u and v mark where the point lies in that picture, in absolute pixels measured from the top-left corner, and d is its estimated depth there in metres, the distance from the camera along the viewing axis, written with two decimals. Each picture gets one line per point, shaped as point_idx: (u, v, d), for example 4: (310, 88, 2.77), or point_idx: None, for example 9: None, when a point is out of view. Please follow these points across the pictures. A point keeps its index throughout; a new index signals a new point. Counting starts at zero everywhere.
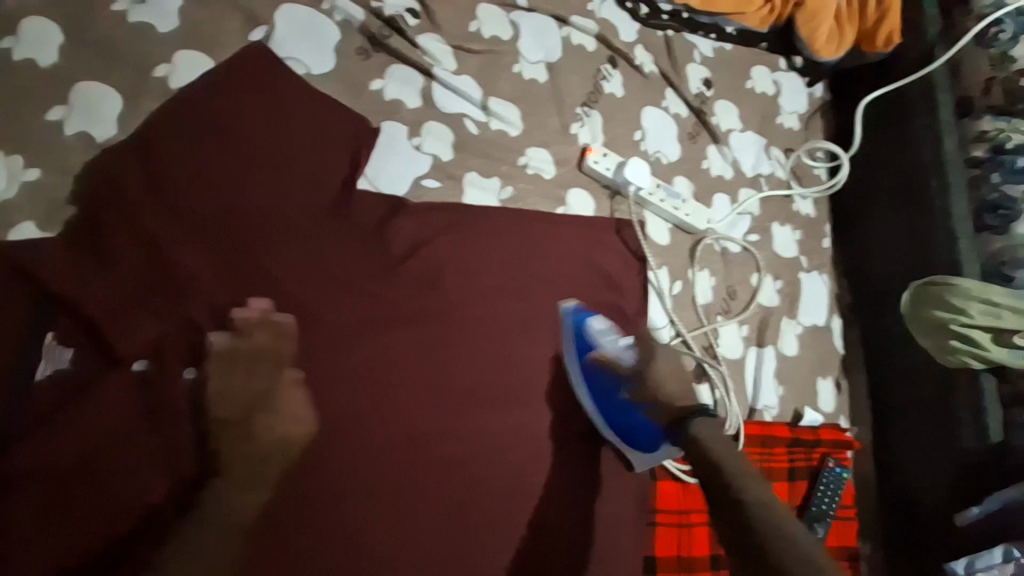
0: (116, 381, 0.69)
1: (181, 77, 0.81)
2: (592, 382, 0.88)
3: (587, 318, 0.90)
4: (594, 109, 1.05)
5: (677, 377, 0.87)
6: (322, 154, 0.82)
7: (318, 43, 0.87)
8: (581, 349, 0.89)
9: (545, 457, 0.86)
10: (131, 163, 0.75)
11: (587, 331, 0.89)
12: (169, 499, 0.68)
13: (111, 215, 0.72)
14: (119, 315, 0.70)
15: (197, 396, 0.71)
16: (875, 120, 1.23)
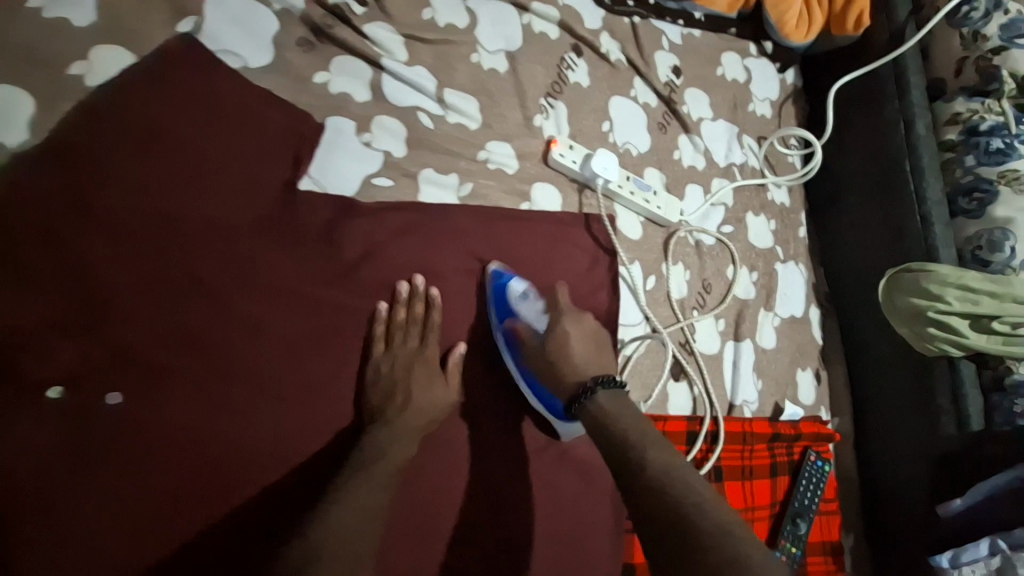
0: (34, 410, 0.64)
1: (100, 75, 0.73)
2: (511, 346, 0.83)
3: (508, 281, 0.84)
4: (559, 100, 1.00)
5: (588, 347, 0.83)
6: (263, 156, 0.77)
7: (254, 35, 0.81)
8: (503, 313, 0.83)
9: (516, 468, 0.81)
10: (48, 173, 0.69)
11: (507, 294, 0.83)
12: (104, 531, 0.63)
13: (24, 230, 0.67)
14: (38, 338, 0.65)
15: (129, 424, 0.66)
16: (847, 105, 1.21)
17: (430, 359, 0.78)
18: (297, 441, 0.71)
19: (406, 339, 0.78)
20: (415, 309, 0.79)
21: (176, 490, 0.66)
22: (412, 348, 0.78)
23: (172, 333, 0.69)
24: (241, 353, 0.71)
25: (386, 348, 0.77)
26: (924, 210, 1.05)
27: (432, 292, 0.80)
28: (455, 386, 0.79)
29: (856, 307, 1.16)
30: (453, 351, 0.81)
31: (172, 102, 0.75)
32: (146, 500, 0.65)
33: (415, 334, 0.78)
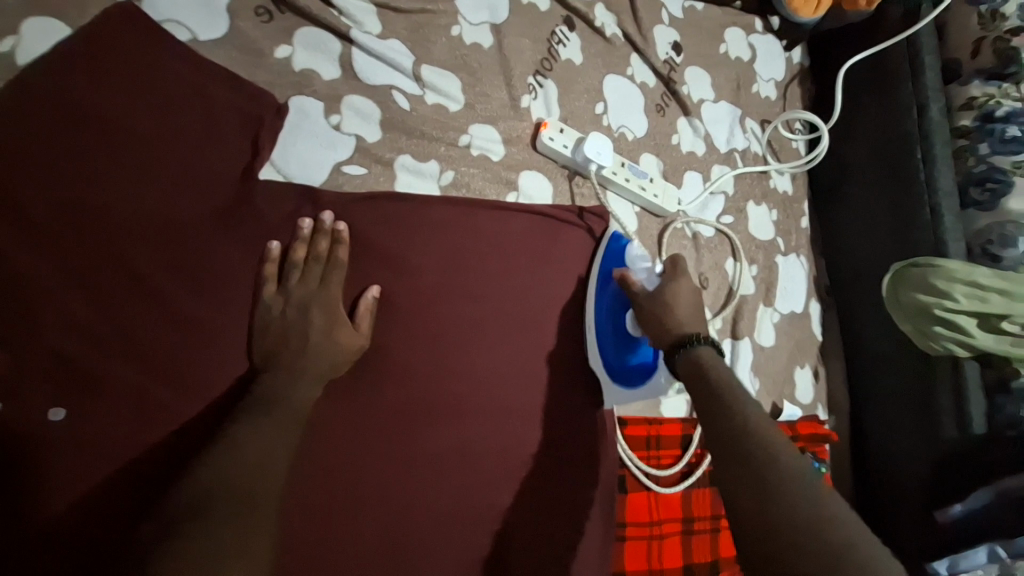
0: None
1: (32, 52, 0.65)
2: (605, 295, 0.83)
3: (626, 241, 0.85)
4: (549, 78, 0.92)
5: (695, 304, 0.74)
6: (218, 143, 0.70)
7: (204, 3, 0.72)
8: (611, 267, 0.84)
9: (500, 475, 0.78)
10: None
11: (622, 252, 0.84)
12: (58, 555, 0.59)
13: None
14: None
15: (74, 442, 0.60)
16: (858, 86, 1.13)
17: (336, 306, 0.70)
18: None
19: (305, 279, 0.69)
20: (318, 246, 0.70)
21: (121, 515, 0.61)
22: (311, 288, 0.69)
23: (121, 342, 0.64)
24: (198, 363, 0.66)
25: (279, 286, 0.69)
26: (934, 201, 0.99)
27: (341, 228, 0.71)
28: (364, 329, 0.71)
29: (859, 301, 1.11)
30: (366, 294, 0.72)
31: (114, 80, 0.67)
32: (88, 524, 0.60)
33: (317, 273, 0.69)
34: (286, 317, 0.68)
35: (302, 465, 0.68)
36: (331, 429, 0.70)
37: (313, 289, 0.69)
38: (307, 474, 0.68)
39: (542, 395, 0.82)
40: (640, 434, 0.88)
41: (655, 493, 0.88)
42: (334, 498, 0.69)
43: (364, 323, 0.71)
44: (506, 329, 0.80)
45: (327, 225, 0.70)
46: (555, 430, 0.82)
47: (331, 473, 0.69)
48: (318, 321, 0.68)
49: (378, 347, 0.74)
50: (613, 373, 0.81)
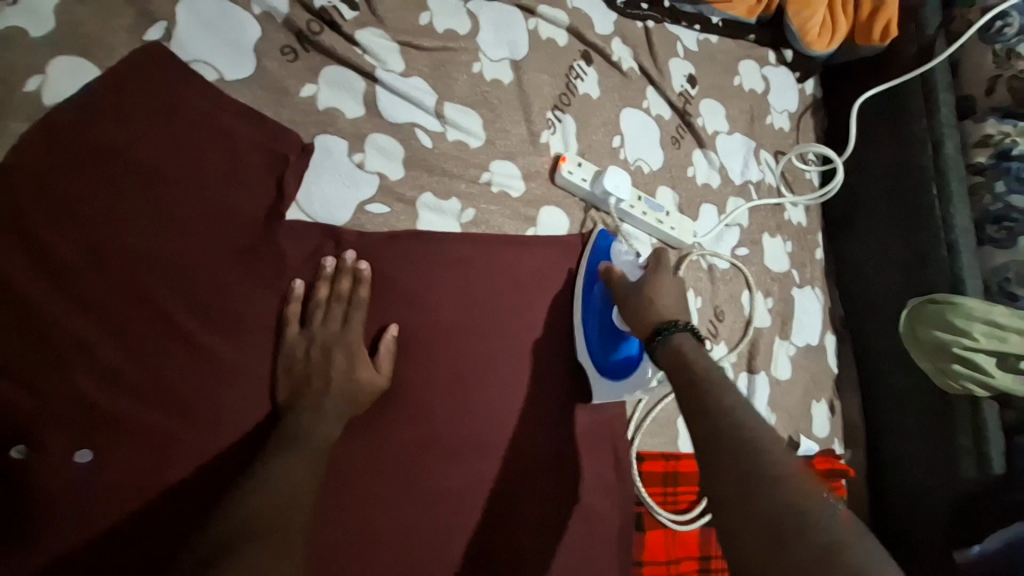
0: None
1: (60, 91, 0.65)
2: (592, 291, 0.82)
3: (613, 239, 0.85)
4: (567, 113, 0.93)
5: (678, 298, 0.74)
6: (244, 183, 0.70)
7: (231, 43, 0.72)
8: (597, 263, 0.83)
9: (518, 517, 0.76)
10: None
11: (609, 248, 0.84)
12: None
13: None
14: None
15: (95, 488, 0.60)
16: (872, 119, 1.14)
17: (359, 349, 0.69)
18: None
19: (328, 320, 0.69)
20: (341, 285, 0.70)
21: (138, 564, 0.60)
22: (334, 329, 0.69)
23: (143, 385, 0.63)
24: (220, 406, 0.66)
25: (302, 327, 0.69)
26: (950, 238, 1.00)
27: (363, 266, 0.71)
28: (386, 371, 0.71)
29: (873, 333, 1.11)
30: (386, 334, 0.72)
31: (140, 122, 0.67)
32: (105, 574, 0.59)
33: (339, 313, 0.70)
34: (310, 360, 0.68)
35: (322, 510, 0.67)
36: (348, 473, 0.69)
37: (335, 331, 0.69)
38: (324, 520, 0.67)
39: (561, 433, 0.81)
40: (658, 470, 0.87)
41: (673, 531, 0.86)
42: (352, 545, 0.68)
43: (386, 362, 0.71)
44: (526, 368, 0.80)
45: (349, 263, 0.71)
46: (575, 471, 0.81)
47: (349, 519, 0.68)
48: (341, 362, 0.68)
49: (398, 386, 0.73)
50: (598, 368, 0.79)
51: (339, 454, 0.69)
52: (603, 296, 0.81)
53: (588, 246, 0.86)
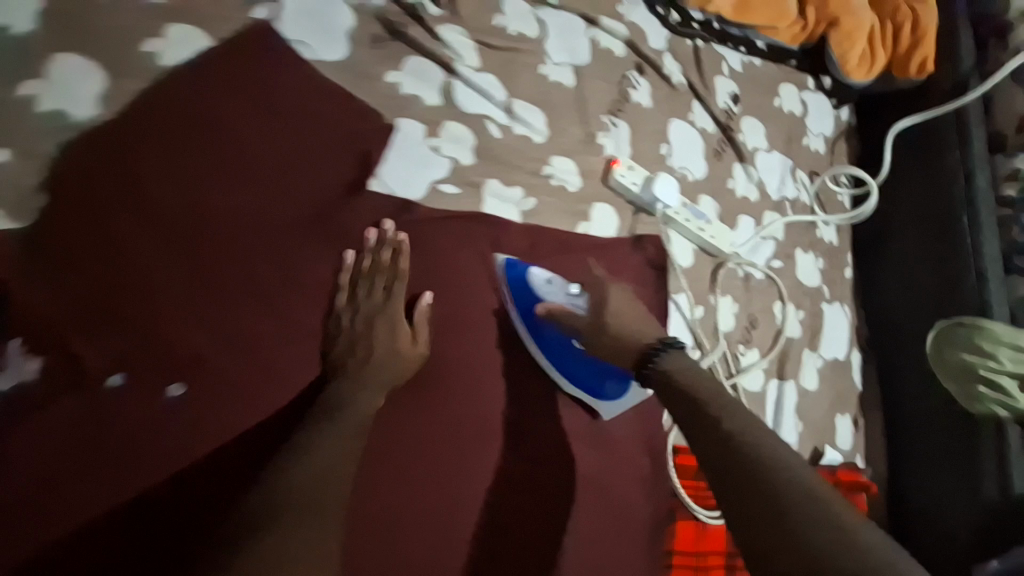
0: (82, 401, 0.60)
1: (175, 56, 0.69)
2: (541, 334, 0.80)
3: (523, 268, 0.79)
4: (620, 118, 0.98)
5: (634, 313, 0.77)
6: (327, 155, 0.74)
7: (327, 26, 0.77)
8: (525, 303, 0.79)
9: (560, 498, 0.79)
10: (105, 152, 0.64)
11: (526, 283, 0.79)
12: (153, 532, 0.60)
13: (75, 208, 0.63)
14: (86, 325, 0.61)
15: (176, 426, 0.62)
16: (906, 148, 1.19)
17: (398, 316, 0.73)
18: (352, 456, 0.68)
19: (370, 290, 0.72)
20: (382, 257, 0.73)
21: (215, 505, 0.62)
22: (377, 300, 0.72)
23: (225, 337, 0.66)
24: (294, 359, 0.69)
25: (350, 296, 0.72)
26: (980, 266, 1.05)
27: (402, 239, 0.73)
28: (423, 339, 0.73)
29: (895, 353, 1.15)
30: (423, 301, 0.75)
31: (242, 87, 0.71)
32: (183, 512, 0.61)
33: (382, 284, 0.72)
34: (354, 329, 0.71)
35: (372, 475, 0.69)
36: (397, 439, 0.71)
37: (379, 301, 0.72)
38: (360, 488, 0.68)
39: (604, 420, 0.84)
40: (690, 463, 0.90)
41: (703, 524, 0.89)
42: (402, 512, 0.70)
43: (421, 331, 0.73)
44: None
45: (389, 234, 0.74)
46: (614, 458, 0.84)
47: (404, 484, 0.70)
48: (382, 330, 0.71)
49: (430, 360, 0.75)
50: (589, 395, 0.82)
51: (395, 419, 0.72)
52: (554, 336, 0.80)
53: (504, 293, 0.80)
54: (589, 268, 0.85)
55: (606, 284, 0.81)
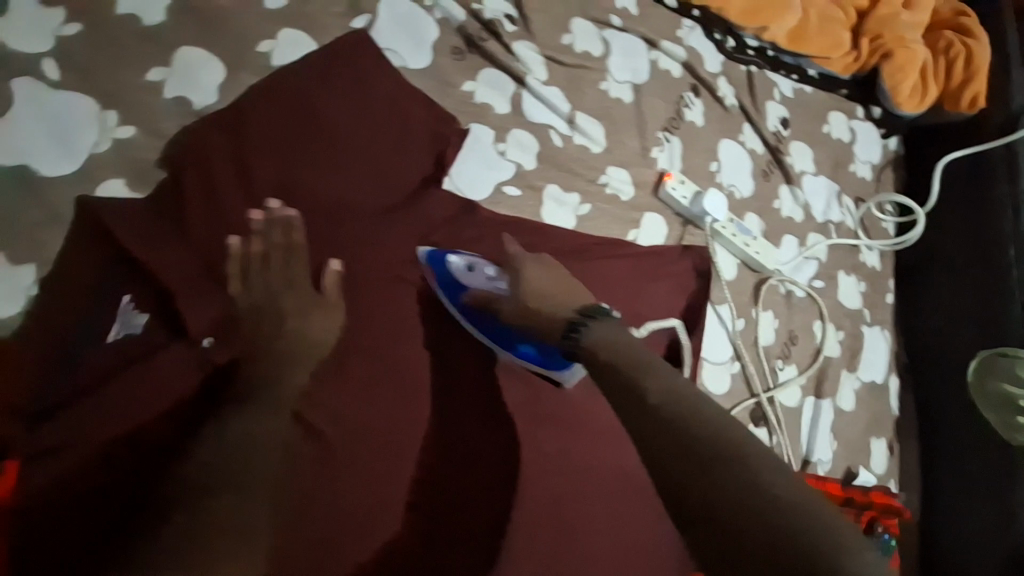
0: (183, 355, 0.65)
1: (285, 56, 0.76)
2: (477, 320, 0.78)
3: (442, 255, 0.78)
4: (674, 135, 1.03)
5: (553, 283, 0.74)
6: (408, 151, 0.80)
7: (415, 38, 0.85)
8: (452, 290, 0.77)
9: (604, 495, 0.79)
10: (225, 131, 0.71)
11: (448, 269, 0.77)
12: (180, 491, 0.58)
13: (192, 179, 0.69)
14: (195, 285, 0.66)
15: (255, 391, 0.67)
16: (956, 180, 1.20)
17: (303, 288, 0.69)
18: (416, 430, 0.72)
19: (266, 267, 0.68)
20: (274, 236, 0.68)
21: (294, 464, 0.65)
22: (273, 278, 0.68)
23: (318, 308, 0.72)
24: (362, 343, 0.72)
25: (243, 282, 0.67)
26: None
27: (291, 214, 0.69)
28: (337, 305, 0.70)
29: (936, 382, 1.15)
30: (328, 269, 0.70)
31: (344, 84, 0.78)
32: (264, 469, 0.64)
33: (278, 259, 0.68)
34: (254, 310, 0.67)
35: (396, 457, 0.70)
36: (409, 421, 0.72)
37: (270, 283, 0.68)
38: (372, 467, 0.69)
39: None
40: None
41: None
42: (452, 489, 0.72)
43: (335, 298, 0.70)
44: None
45: (277, 213, 0.69)
46: None
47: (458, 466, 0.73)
48: (290, 307, 0.67)
49: (349, 331, 0.72)
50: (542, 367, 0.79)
51: (441, 401, 0.75)
52: (488, 316, 0.78)
53: (429, 282, 0.78)
54: (507, 246, 0.80)
55: (519, 260, 0.76)
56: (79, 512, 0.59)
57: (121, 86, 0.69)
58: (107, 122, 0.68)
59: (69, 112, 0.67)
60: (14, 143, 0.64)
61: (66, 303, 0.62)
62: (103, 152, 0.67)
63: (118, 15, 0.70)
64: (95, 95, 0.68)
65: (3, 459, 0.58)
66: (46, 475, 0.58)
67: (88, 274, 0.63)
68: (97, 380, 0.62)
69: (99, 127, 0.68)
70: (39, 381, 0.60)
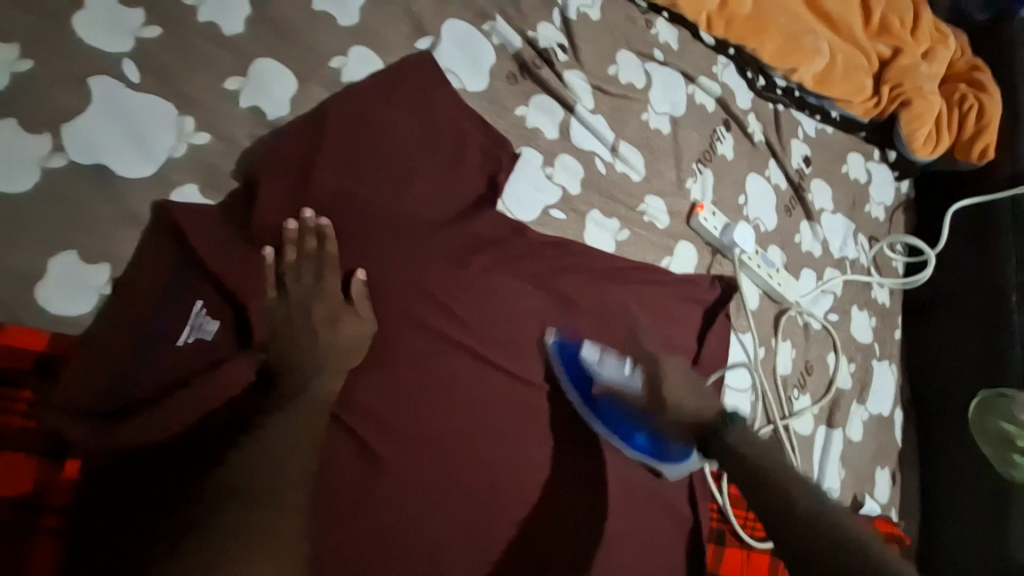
0: (242, 365, 0.65)
1: (353, 72, 0.79)
2: (597, 408, 0.80)
3: (573, 347, 0.82)
4: (707, 167, 1.08)
5: (688, 384, 0.80)
6: (462, 169, 0.82)
7: (474, 62, 0.88)
8: (578, 379, 0.80)
9: (639, 515, 0.81)
10: (292, 141, 0.72)
11: (576, 359, 0.81)
12: (211, 496, 0.55)
13: (259, 188, 0.70)
14: (259, 293, 0.67)
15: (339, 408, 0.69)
16: (966, 227, 1.26)
17: (334, 297, 0.68)
18: (466, 446, 0.73)
19: (300, 278, 0.68)
20: (306, 244, 0.68)
21: (348, 473, 0.67)
22: (307, 285, 0.68)
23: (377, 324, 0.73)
24: (416, 355, 0.73)
25: (278, 290, 0.67)
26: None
27: (325, 224, 0.68)
28: (367, 314, 0.70)
29: (939, 416, 1.21)
30: (355, 279, 0.70)
31: (406, 100, 0.79)
32: (326, 477, 0.66)
33: (311, 270, 0.68)
34: (288, 319, 0.66)
35: (438, 467, 0.71)
36: (450, 434, 0.73)
37: (307, 288, 0.68)
38: (415, 478, 0.70)
39: None
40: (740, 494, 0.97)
41: (749, 551, 0.94)
42: (497, 503, 0.73)
43: (363, 306, 0.70)
44: None
45: (312, 222, 0.69)
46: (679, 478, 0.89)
47: (504, 479, 0.74)
48: (321, 317, 0.68)
49: (404, 340, 0.73)
50: (654, 458, 0.80)
51: (489, 414, 0.76)
52: (610, 405, 0.80)
53: (555, 371, 0.81)
54: (591, 292, 0.87)
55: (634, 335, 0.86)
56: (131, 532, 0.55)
57: (198, 92, 0.71)
58: (183, 127, 0.70)
59: (148, 115, 0.69)
60: (94, 143, 0.66)
61: (138, 304, 0.63)
62: (178, 156, 0.69)
63: (198, 23, 0.73)
64: (173, 99, 0.70)
65: (67, 454, 0.59)
66: (94, 472, 0.58)
67: (163, 279, 0.65)
68: (164, 384, 0.63)
69: (176, 131, 0.70)
70: (109, 386, 0.61)
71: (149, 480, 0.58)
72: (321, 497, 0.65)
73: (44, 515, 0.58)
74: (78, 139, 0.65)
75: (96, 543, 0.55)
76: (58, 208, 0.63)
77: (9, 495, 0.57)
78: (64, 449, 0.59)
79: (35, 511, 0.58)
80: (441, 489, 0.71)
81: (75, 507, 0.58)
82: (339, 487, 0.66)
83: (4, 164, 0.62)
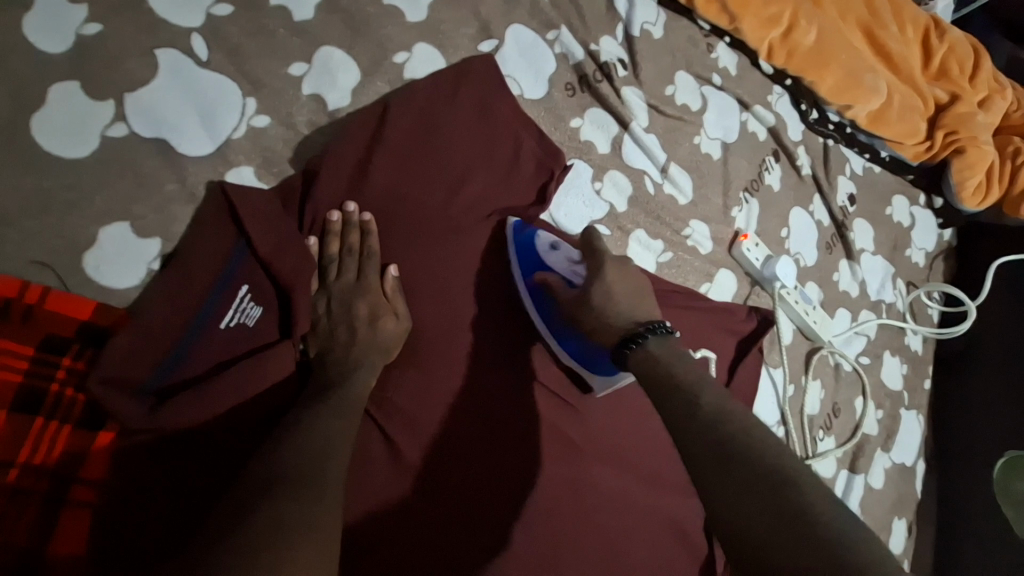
0: (282, 355, 0.65)
1: (417, 70, 0.79)
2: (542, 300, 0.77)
3: (531, 230, 0.78)
4: (754, 197, 1.06)
5: (629, 286, 0.73)
6: (515, 176, 0.81)
7: (536, 70, 0.87)
8: (528, 267, 0.77)
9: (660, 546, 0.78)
10: (351, 134, 0.71)
11: (531, 244, 0.77)
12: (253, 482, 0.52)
13: (312, 176, 0.69)
14: (302, 284, 0.66)
15: (377, 407, 0.69)
16: (1010, 283, 1.23)
17: (376, 296, 0.68)
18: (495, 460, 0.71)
19: (343, 272, 0.69)
20: (350, 239, 0.68)
21: (380, 472, 0.67)
22: (348, 282, 0.69)
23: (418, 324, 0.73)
24: (448, 358, 0.72)
25: (323, 285, 0.69)
26: None
27: (368, 219, 0.69)
28: (405, 315, 0.69)
29: (962, 473, 1.18)
30: (387, 274, 0.70)
31: (467, 102, 0.78)
32: (356, 474, 0.66)
33: (353, 265, 0.69)
34: (331, 314, 0.68)
35: (464, 473, 0.69)
36: (480, 442, 0.71)
37: (352, 284, 0.69)
38: (442, 483, 0.68)
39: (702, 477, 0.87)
40: None
41: None
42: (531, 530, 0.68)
43: (398, 302, 0.69)
44: None
45: (355, 216, 0.69)
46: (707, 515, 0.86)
47: (540, 497, 0.70)
48: (362, 314, 0.67)
49: (438, 343, 0.72)
50: (582, 362, 0.76)
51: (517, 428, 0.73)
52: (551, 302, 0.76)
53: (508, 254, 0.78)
54: None
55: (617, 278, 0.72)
56: (187, 503, 0.59)
57: (263, 74, 0.71)
58: (246, 109, 0.70)
59: (212, 93, 0.68)
60: (156, 116, 0.65)
61: (185, 283, 0.63)
62: (238, 137, 0.69)
63: (270, 6, 0.72)
64: (239, 80, 0.70)
65: (105, 426, 0.60)
66: (132, 448, 0.59)
67: (210, 260, 0.64)
68: (205, 367, 0.63)
69: (238, 112, 0.69)
70: (154, 363, 0.61)
71: (197, 458, 0.61)
72: (348, 494, 0.65)
73: (78, 488, 0.58)
74: (140, 110, 0.65)
75: (136, 519, 0.58)
76: (115, 177, 0.63)
77: (45, 463, 0.57)
78: (101, 421, 0.60)
79: (67, 482, 0.58)
80: (469, 496, 0.69)
81: (110, 481, 0.58)
82: (369, 484, 0.66)
83: (70, 128, 0.62)
